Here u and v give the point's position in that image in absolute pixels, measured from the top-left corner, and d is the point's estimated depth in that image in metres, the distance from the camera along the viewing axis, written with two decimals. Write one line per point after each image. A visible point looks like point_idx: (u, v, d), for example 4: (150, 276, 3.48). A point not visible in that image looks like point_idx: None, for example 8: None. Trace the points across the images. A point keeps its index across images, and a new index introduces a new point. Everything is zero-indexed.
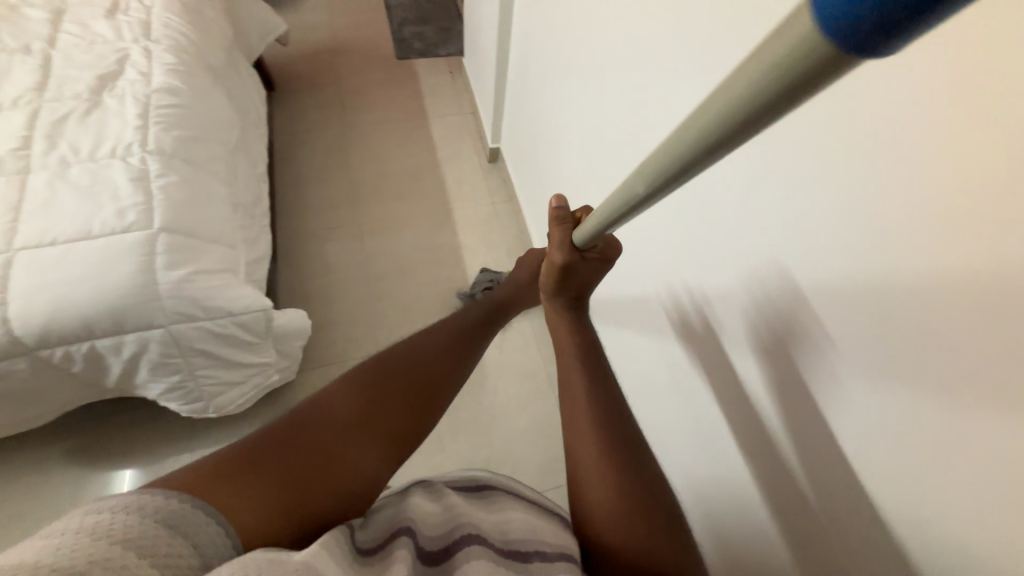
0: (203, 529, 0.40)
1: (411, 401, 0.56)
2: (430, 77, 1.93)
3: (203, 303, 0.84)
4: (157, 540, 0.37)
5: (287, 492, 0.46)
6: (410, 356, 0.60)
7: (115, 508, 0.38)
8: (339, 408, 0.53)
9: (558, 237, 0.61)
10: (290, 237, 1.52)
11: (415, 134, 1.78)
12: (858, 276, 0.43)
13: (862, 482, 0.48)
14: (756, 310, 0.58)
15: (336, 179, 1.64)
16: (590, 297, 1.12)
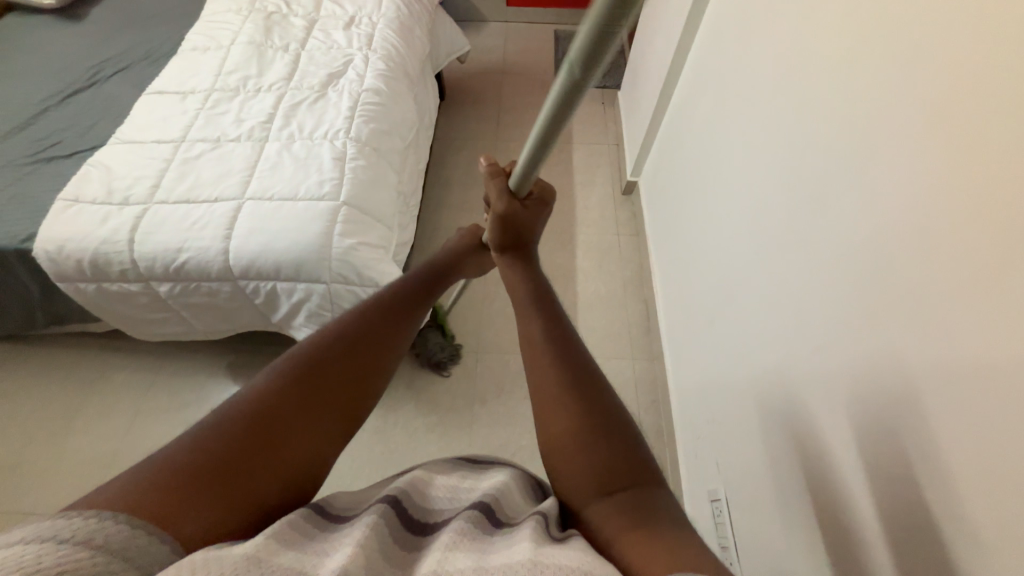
0: (142, 541, 0.34)
1: (348, 373, 0.52)
2: (582, 105, 2.00)
3: (359, 272, 0.97)
4: (87, 565, 0.31)
5: (227, 481, 0.40)
6: (347, 336, 0.55)
7: (27, 539, 0.31)
8: (268, 387, 0.48)
9: (495, 189, 0.68)
10: (427, 229, 1.68)
11: (557, 155, 1.85)
12: (1003, 363, 0.41)
13: None
14: (912, 412, 0.50)
15: (477, 185, 1.79)
16: (701, 352, 1.05)
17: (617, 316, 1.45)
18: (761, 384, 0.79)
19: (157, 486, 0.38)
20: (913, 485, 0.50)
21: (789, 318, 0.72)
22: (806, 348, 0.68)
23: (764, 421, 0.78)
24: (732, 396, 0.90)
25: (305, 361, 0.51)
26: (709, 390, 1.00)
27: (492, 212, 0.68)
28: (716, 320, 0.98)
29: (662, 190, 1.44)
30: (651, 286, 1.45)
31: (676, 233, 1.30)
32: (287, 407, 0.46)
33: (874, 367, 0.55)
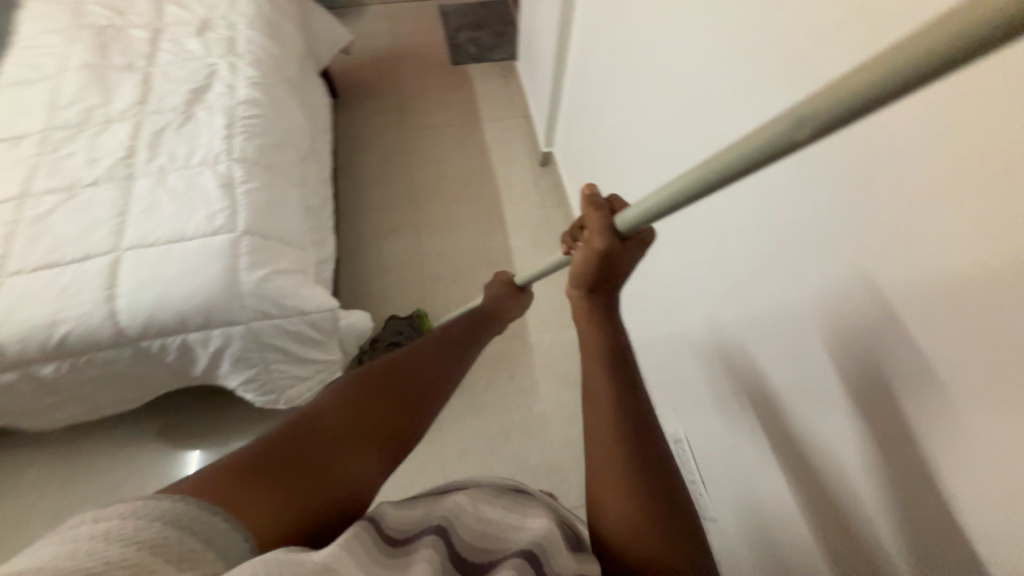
0: (218, 527, 0.40)
1: (398, 406, 0.57)
2: (484, 81, 1.95)
3: (279, 303, 0.90)
4: (171, 545, 0.37)
5: (294, 488, 0.45)
6: (397, 369, 0.61)
7: (124, 513, 0.37)
8: (333, 407, 0.53)
9: (599, 217, 0.49)
10: (349, 238, 1.58)
11: (469, 138, 1.80)
12: (962, 286, 0.40)
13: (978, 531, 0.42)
14: (845, 334, 0.52)
15: (393, 182, 1.70)
16: (646, 305, 1.07)
17: (560, 287, 1.47)
18: (712, 329, 0.81)
19: (233, 484, 0.43)
20: (873, 397, 0.50)
21: (729, 258, 0.72)
22: (757, 282, 0.66)
23: (722, 365, 0.79)
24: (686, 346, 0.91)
25: (370, 387, 0.57)
26: (657, 340, 1.05)
27: (589, 247, 0.50)
28: (655, 273, 1.00)
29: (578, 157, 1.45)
30: None
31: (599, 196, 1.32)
32: (342, 448, 0.50)
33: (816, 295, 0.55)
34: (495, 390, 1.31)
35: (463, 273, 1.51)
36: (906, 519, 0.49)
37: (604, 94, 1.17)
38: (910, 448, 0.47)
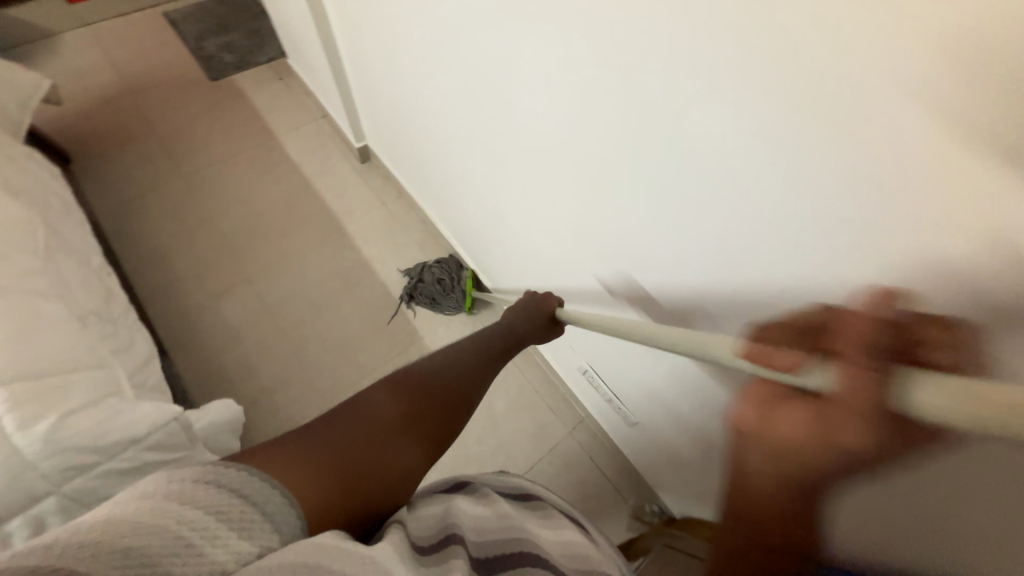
0: (269, 495, 0.40)
1: (447, 413, 0.56)
2: (259, 90, 1.69)
3: (94, 446, 0.69)
4: (230, 512, 0.38)
5: (349, 469, 0.45)
6: (443, 375, 0.60)
7: (201, 476, 0.40)
8: (389, 403, 0.53)
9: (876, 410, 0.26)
10: (171, 321, 1.30)
11: (269, 158, 1.57)
12: (829, 199, 0.40)
13: None
14: (714, 246, 0.54)
15: (199, 237, 1.42)
16: (518, 270, 1.10)
17: None
18: (607, 273, 0.77)
19: (297, 459, 0.45)
20: (738, 284, 0.54)
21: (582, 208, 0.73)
22: (664, 221, 0.59)
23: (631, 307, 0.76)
24: (578, 292, 0.89)
25: (424, 394, 0.56)
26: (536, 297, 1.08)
27: (838, 449, 0.28)
28: (516, 238, 1.02)
29: (395, 142, 1.37)
30: (443, 234, 1.43)
31: (432, 176, 1.27)
32: (395, 443, 0.50)
33: (674, 224, 0.57)
34: None
35: (326, 306, 1.37)
36: None
37: (392, 70, 1.10)
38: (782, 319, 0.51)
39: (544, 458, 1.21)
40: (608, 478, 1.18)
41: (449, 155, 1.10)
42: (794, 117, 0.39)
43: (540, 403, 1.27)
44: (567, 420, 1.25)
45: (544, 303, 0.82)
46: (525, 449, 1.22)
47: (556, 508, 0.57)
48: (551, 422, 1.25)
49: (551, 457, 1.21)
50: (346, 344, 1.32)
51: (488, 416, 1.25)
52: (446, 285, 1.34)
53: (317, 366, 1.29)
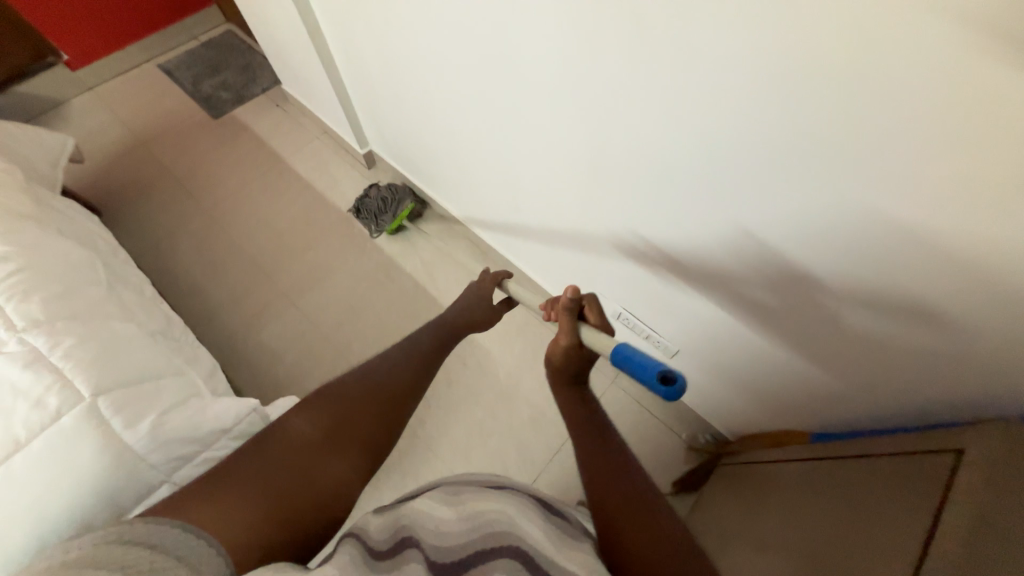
0: (198, 548, 0.52)
1: (377, 413, 0.69)
2: (260, 119, 1.77)
3: (193, 438, 0.76)
4: (156, 561, 0.50)
5: (268, 509, 0.58)
6: (370, 382, 0.71)
7: (140, 540, 0.52)
8: (307, 427, 0.65)
9: (568, 323, 0.64)
10: (219, 343, 1.37)
11: (281, 180, 1.65)
12: (887, 127, 0.44)
13: (861, 261, 0.55)
14: (756, 183, 0.59)
15: (229, 263, 1.50)
16: (544, 245, 1.16)
17: (455, 263, 1.47)
18: (608, 231, 0.91)
19: (227, 502, 0.57)
20: (784, 210, 0.59)
21: (616, 176, 0.79)
22: (684, 190, 0.69)
23: (629, 257, 0.91)
24: (586, 247, 1.01)
25: (341, 407, 0.68)
26: (563, 263, 1.14)
27: (559, 343, 0.65)
28: (539, 215, 1.08)
29: (400, 142, 1.43)
30: (456, 217, 1.47)
31: (442, 166, 1.34)
32: (315, 465, 0.62)
33: (721, 173, 0.62)
34: (458, 382, 1.30)
35: (360, 306, 1.43)
36: (830, 267, 0.59)
37: (392, 71, 1.16)
38: (826, 232, 0.56)
39: None
40: (659, 418, 1.22)
41: (467, 152, 1.16)
42: (857, 57, 0.42)
43: None
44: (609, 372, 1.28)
45: (481, 287, 0.93)
46: None
47: (526, 497, 0.60)
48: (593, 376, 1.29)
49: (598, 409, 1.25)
50: (385, 338, 1.38)
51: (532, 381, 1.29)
52: (382, 211, 1.47)
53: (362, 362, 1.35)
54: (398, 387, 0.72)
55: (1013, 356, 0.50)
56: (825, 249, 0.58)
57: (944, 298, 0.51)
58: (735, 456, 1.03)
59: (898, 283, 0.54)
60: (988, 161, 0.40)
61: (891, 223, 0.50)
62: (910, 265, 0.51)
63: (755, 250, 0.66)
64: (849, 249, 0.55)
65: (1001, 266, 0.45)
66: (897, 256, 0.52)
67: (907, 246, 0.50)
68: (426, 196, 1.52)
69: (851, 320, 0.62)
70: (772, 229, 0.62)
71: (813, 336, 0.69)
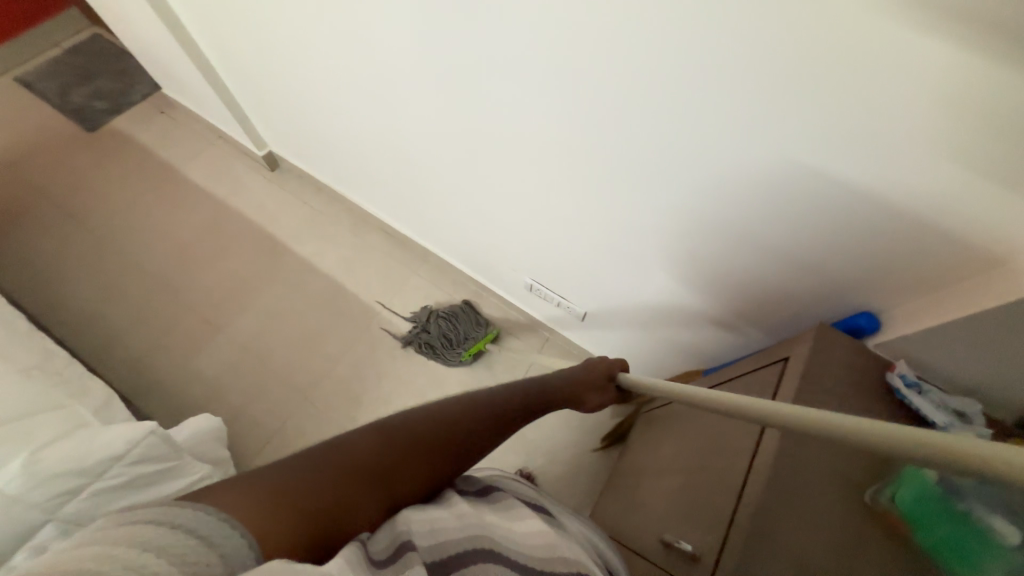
0: (227, 536, 0.36)
1: (442, 456, 0.53)
2: (144, 128, 1.64)
3: (76, 471, 0.71)
4: (185, 556, 0.33)
5: (302, 517, 0.40)
6: (445, 419, 0.55)
7: (147, 517, 0.34)
8: (379, 450, 0.48)
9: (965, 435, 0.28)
10: (125, 371, 1.28)
11: (176, 190, 1.54)
12: (779, 90, 0.51)
13: (750, 208, 0.65)
14: (666, 147, 0.66)
15: (128, 285, 1.39)
16: (466, 232, 1.21)
17: (375, 257, 1.46)
18: (676, 292, 0.90)
19: (270, 502, 0.40)
20: (690, 172, 0.67)
21: (536, 154, 0.85)
22: (617, 168, 0.75)
23: (699, 321, 0.93)
24: (585, 272, 1.03)
25: (414, 442, 0.51)
26: (486, 242, 1.20)
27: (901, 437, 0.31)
28: (458, 200, 1.13)
29: (299, 139, 1.38)
30: (370, 210, 1.45)
31: (345, 158, 1.31)
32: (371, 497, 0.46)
33: (642, 143, 0.68)
34: (389, 374, 1.31)
35: (280, 312, 1.38)
36: (723, 211, 0.69)
37: (273, 64, 1.12)
38: (722, 183, 0.65)
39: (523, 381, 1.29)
40: None
41: (375, 146, 1.16)
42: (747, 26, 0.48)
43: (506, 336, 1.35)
44: (535, 343, 1.33)
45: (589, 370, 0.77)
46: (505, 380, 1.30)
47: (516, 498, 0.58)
48: (522, 348, 1.33)
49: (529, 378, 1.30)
50: (309, 340, 1.35)
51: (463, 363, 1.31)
52: (452, 339, 1.30)
53: (287, 369, 1.31)
54: (479, 423, 0.57)
55: (856, 282, 0.64)
56: (722, 201, 0.67)
57: (811, 237, 0.63)
58: (653, 402, 1.08)
59: (776, 225, 0.65)
60: (847, 118, 0.49)
61: (781, 178, 0.59)
62: (795, 211, 0.61)
63: (660, 205, 0.75)
64: (740, 200, 0.65)
65: (849, 203, 0.56)
66: (780, 205, 0.62)
67: (789, 195, 0.60)
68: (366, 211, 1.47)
69: (731, 254, 0.74)
70: (675, 187, 0.71)
71: (764, 304, 0.78)
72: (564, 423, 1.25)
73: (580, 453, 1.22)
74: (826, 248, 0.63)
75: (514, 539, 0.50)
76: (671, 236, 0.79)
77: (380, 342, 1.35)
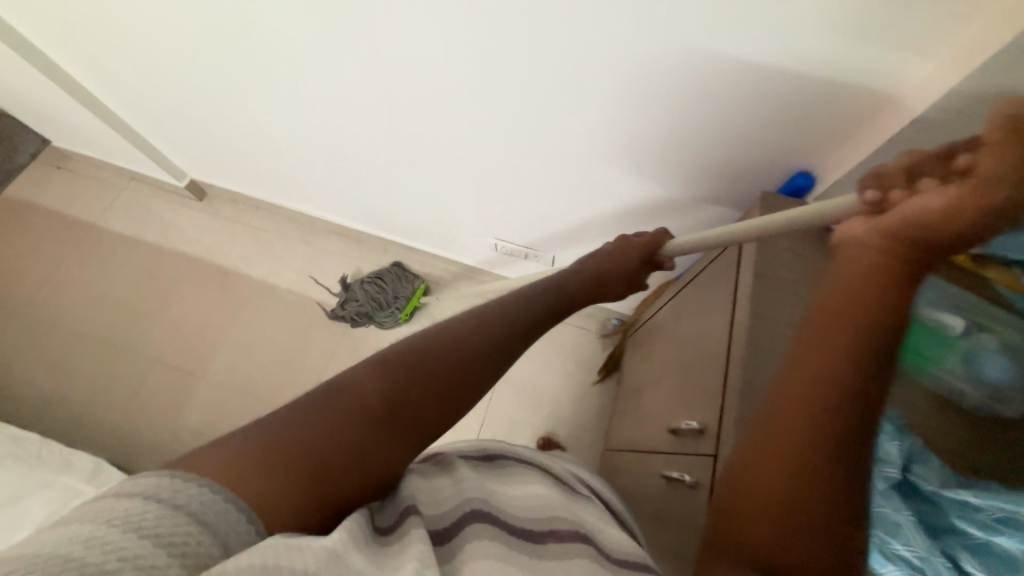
0: (222, 512, 0.37)
1: (461, 384, 0.50)
2: (44, 188, 1.51)
3: None
4: (176, 538, 0.34)
5: (311, 475, 0.41)
6: (449, 350, 0.50)
7: (144, 495, 0.36)
8: (376, 391, 0.47)
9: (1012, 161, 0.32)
10: (102, 439, 1.22)
11: (101, 245, 1.44)
12: None
13: (694, 93, 0.64)
14: (596, 49, 0.63)
15: (79, 353, 1.31)
16: (420, 210, 1.20)
17: (332, 261, 1.42)
18: (516, 163, 0.91)
19: (273, 465, 0.40)
20: (624, 73, 0.65)
21: (463, 100, 0.81)
22: (549, 93, 0.73)
23: (550, 192, 0.96)
24: (529, 205, 1.02)
25: (415, 373, 0.49)
26: (439, 214, 1.18)
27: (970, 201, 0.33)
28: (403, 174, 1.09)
29: (218, 160, 1.31)
30: (316, 214, 1.41)
31: (272, 167, 1.25)
32: (379, 440, 0.46)
33: (572, 50, 0.64)
34: None
35: (250, 338, 1.34)
36: (663, 107, 0.68)
37: (169, 80, 1.05)
38: (655, 77, 0.64)
39: None
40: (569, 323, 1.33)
41: (298, 142, 1.11)
42: None
43: None
44: None
45: (622, 252, 0.68)
46: None
47: (515, 462, 0.58)
48: None
49: None
50: (288, 358, 1.32)
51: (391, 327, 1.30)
52: (383, 301, 1.29)
53: (273, 392, 1.28)
54: (492, 362, 0.52)
55: (797, 148, 0.66)
56: (664, 95, 0.66)
57: (755, 112, 0.62)
58: (637, 323, 1.12)
59: (718, 109, 0.64)
60: None
61: (705, 70, 0.60)
62: (733, 89, 0.61)
63: (603, 117, 0.73)
64: (682, 89, 0.64)
65: (786, 65, 0.56)
66: (714, 86, 0.62)
67: (727, 70, 0.59)
68: (313, 216, 1.43)
69: (676, 154, 0.75)
70: (615, 92, 0.68)
71: (723, 186, 0.77)
72: (559, 369, 1.29)
73: (581, 391, 1.26)
74: (767, 123, 0.63)
75: (515, 505, 0.51)
76: (618, 146, 0.78)
77: (361, 342, 1.33)
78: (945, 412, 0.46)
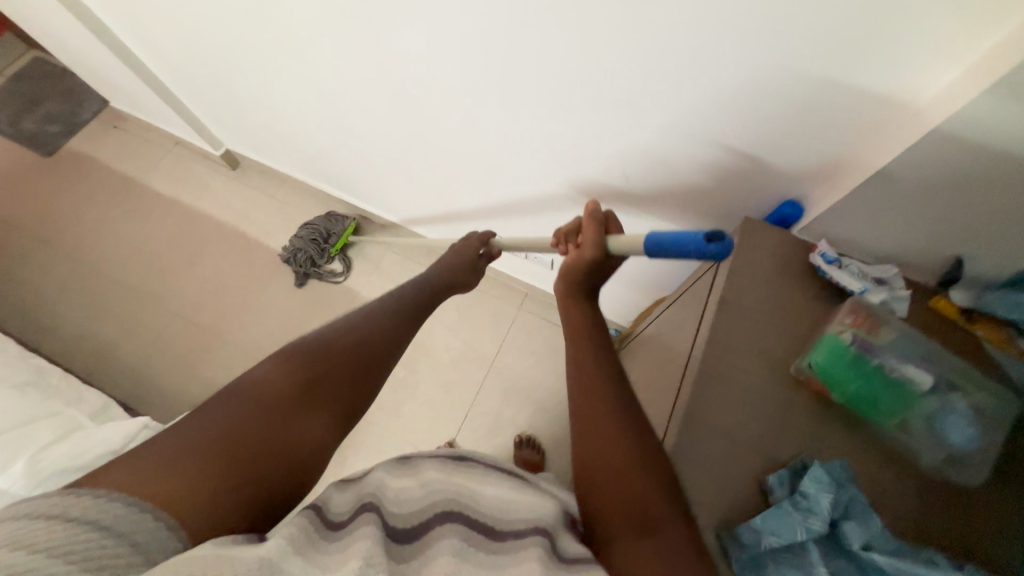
0: (134, 521, 0.37)
1: (353, 367, 0.53)
2: (100, 145, 1.63)
3: (75, 467, 0.76)
4: (92, 549, 0.36)
5: (230, 462, 0.42)
6: (349, 337, 0.55)
7: (54, 515, 0.37)
8: (279, 377, 0.49)
9: (594, 235, 0.56)
10: (121, 381, 1.32)
11: (142, 202, 1.55)
12: None
13: (695, 110, 0.61)
14: (593, 58, 0.62)
15: (111, 300, 1.42)
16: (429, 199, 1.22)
17: None
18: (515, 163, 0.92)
19: (186, 455, 0.41)
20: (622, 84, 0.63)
21: (465, 97, 0.82)
22: (544, 98, 0.72)
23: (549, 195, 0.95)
24: (530, 206, 1.01)
25: (317, 359, 0.52)
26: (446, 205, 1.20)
27: (582, 255, 0.57)
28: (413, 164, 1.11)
29: (251, 134, 1.38)
30: (335, 193, 1.46)
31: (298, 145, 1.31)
32: (292, 422, 0.47)
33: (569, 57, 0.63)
34: None
35: (263, 305, 1.41)
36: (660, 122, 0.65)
37: (208, 56, 1.11)
38: (655, 88, 0.61)
39: (507, 337, 1.33)
40: None
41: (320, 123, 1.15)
42: None
43: (486, 298, 1.36)
44: (514, 300, 1.36)
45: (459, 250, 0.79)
46: (488, 338, 1.33)
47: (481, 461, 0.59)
48: (502, 308, 1.35)
49: (513, 334, 1.33)
50: (294, 328, 1.38)
51: (340, 271, 1.42)
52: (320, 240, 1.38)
53: None
54: (388, 347, 0.57)
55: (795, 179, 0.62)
56: (664, 109, 0.63)
57: (756, 135, 0.59)
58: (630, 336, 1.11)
59: (719, 129, 0.61)
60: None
61: (703, 89, 0.58)
62: (733, 110, 0.58)
63: (600, 126, 0.72)
64: (682, 104, 0.61)
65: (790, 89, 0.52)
66: (714, 105, 0.59)
67: (728, 89, 0.56)
68: (332, 195, 1.48)
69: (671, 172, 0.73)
70: (613, 102, 0.67)
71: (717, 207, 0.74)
72: (550, 371, 1.29)
73: None
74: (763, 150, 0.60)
75: (481, 504, 0.51)
76: (614, 157, 0.76)
77: None
78: (905, 471, 0.43)
